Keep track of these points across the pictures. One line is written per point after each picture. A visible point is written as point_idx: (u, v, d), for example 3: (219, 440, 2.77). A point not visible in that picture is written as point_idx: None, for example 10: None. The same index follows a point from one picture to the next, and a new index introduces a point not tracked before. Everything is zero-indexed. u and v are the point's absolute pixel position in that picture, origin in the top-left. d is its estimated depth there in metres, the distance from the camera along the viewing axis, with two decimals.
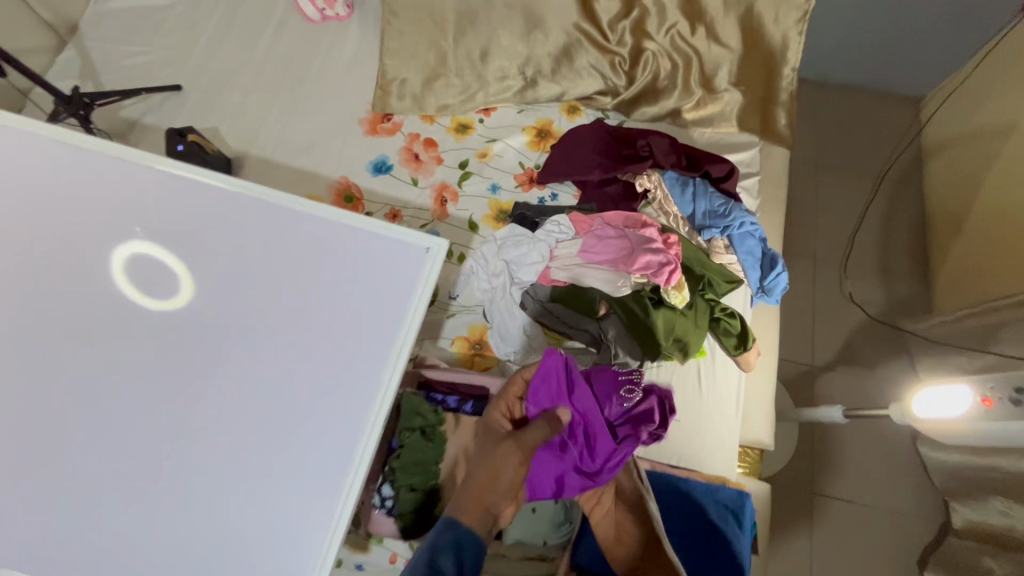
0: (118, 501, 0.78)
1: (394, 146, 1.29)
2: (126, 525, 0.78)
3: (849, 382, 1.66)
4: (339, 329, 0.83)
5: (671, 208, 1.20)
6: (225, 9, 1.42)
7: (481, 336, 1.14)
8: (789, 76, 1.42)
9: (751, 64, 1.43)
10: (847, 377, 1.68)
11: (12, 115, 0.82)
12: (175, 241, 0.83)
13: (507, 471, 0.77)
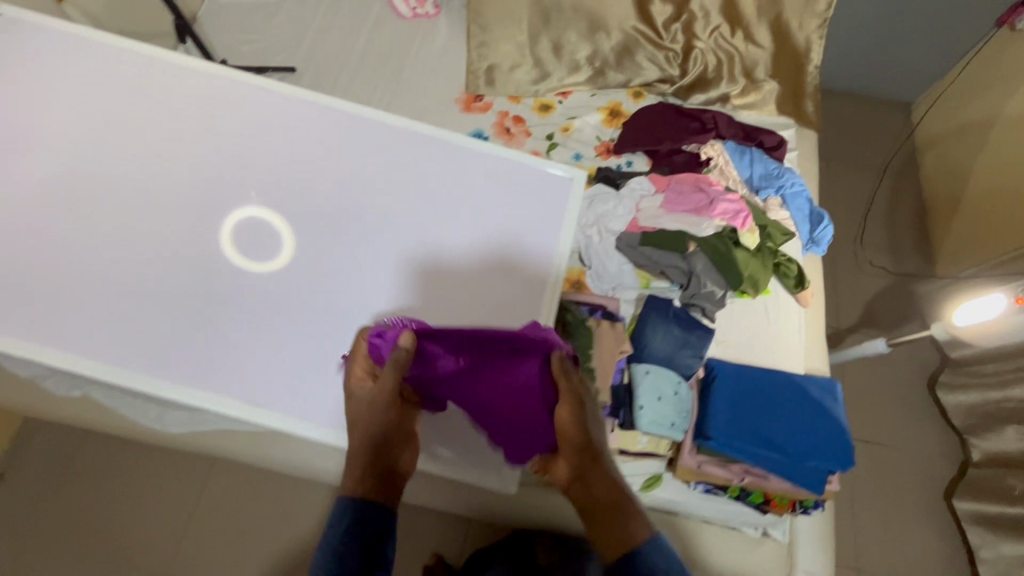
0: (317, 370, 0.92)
1: (487, 121, 1.47)
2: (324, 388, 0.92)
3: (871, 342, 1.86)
4: (505, 242, 0.98)
5: (731, 172, 1.41)
6: (327, 6, 1.61)
7: (578, 277, 1.25)
8: (814, 72, 1.67)
9: (782, 61, 1.67)
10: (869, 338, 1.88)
11: (239, 75, 1.04)
12: (365, 167, 1.02)
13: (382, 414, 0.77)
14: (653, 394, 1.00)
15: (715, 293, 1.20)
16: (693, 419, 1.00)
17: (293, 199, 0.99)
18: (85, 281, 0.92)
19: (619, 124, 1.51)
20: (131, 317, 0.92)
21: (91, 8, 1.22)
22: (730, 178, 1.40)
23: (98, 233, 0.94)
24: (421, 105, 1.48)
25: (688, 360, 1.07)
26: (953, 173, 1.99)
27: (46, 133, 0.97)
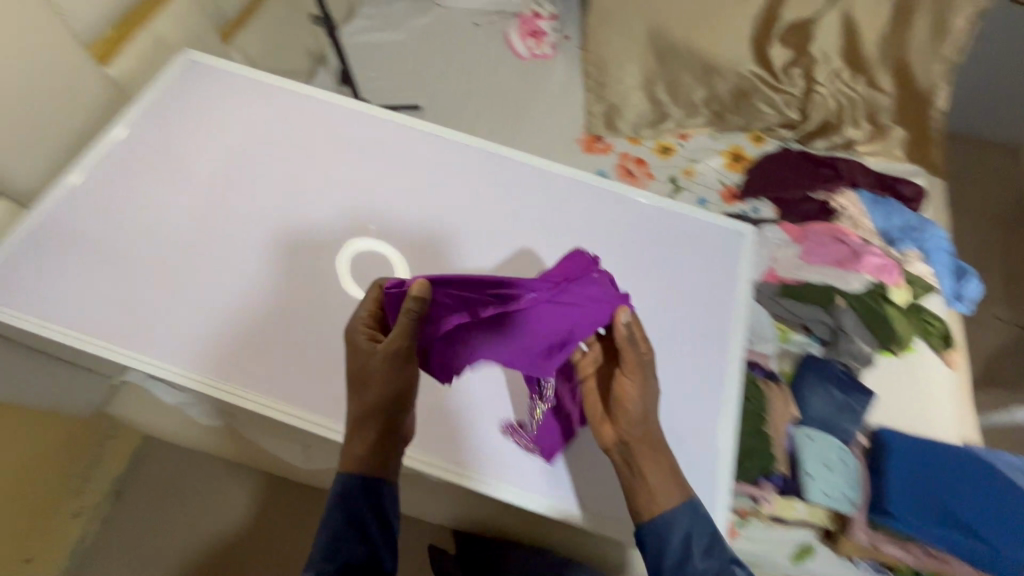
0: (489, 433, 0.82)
1: (609, 163, 1.47)
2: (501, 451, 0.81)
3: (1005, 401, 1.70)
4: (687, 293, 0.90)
5: (864, 222, 1.35)
6: (449, 45, 1.65)
7: None
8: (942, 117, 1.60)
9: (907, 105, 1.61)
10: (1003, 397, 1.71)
11: (400, 116, 1.02)
12: (533, 211, 0.95)
13: (383, 381, 0.68)
14: (820, 463, 0.95)
15: (864, 353, 1.14)
16: (863, 493, 0.94)
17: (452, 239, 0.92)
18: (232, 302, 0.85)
19: (743, 169, 1.49)
20: (292, 357, 0.82)
21: (248, 49, 1.27)
22: (863, 228, 1.35)
23: (252, 258, 0.88)
24: (543, 146, 1.49)
25: (849, 425, 1.00)
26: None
27: (219, 167, 0.94)
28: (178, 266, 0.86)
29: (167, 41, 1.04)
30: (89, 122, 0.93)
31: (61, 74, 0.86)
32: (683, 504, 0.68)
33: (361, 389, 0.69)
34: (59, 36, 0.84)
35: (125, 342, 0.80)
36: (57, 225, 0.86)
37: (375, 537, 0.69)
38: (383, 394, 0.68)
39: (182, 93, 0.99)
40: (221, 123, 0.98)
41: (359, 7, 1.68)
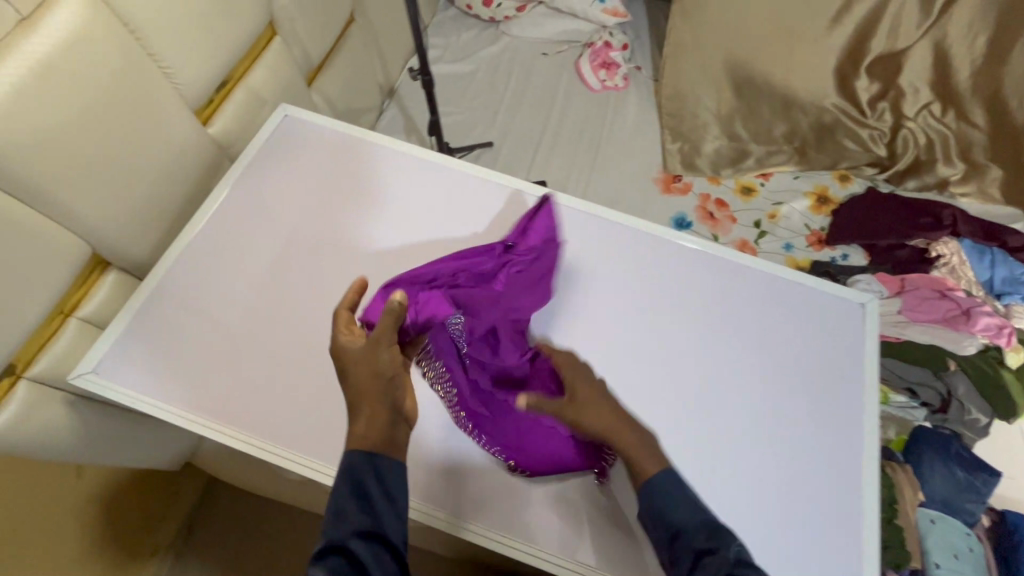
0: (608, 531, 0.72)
1: (689, 205, 1.42)
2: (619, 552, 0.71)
3: None
4: (815, 375, 0.85)
5: (966, 272, 1.28)
6: (518, 79, 1.62)
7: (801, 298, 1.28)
8: None
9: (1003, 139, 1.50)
10: None
11: (503, 175, 0.97)
12: (645, 279, 0.91)
13: (384, 356, 0.67)
14: (948, 551, 0.91)
15: (977, 422, 1.08)
16: None
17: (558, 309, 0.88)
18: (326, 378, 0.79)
19: (829, 212, 1.41)
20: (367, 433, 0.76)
21: (329, 91, 1.25)
22: (965, 278, 1.27)
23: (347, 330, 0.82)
24: (620, 186, 1.45)
25: (972, 507, 0.96)
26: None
27: (322, 230, 0.91)
28: (277, 339, 0.82)
29: (260, 94, 1.01)
30: (195, 186, 0.91)
31: (174, 142, 0.84)
32: (660, 474, 0.62)
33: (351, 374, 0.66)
34: (176, 104, 0.82)
35: (233, 424, 0.76)
36: (167, 297, 0.83)
37: (390, 516, 0.57)
38: (377, 367, 0.66)
39: (280, 150, 0.98)
40: (319, 183, 0.95)
41: (428, 38, 1.66)
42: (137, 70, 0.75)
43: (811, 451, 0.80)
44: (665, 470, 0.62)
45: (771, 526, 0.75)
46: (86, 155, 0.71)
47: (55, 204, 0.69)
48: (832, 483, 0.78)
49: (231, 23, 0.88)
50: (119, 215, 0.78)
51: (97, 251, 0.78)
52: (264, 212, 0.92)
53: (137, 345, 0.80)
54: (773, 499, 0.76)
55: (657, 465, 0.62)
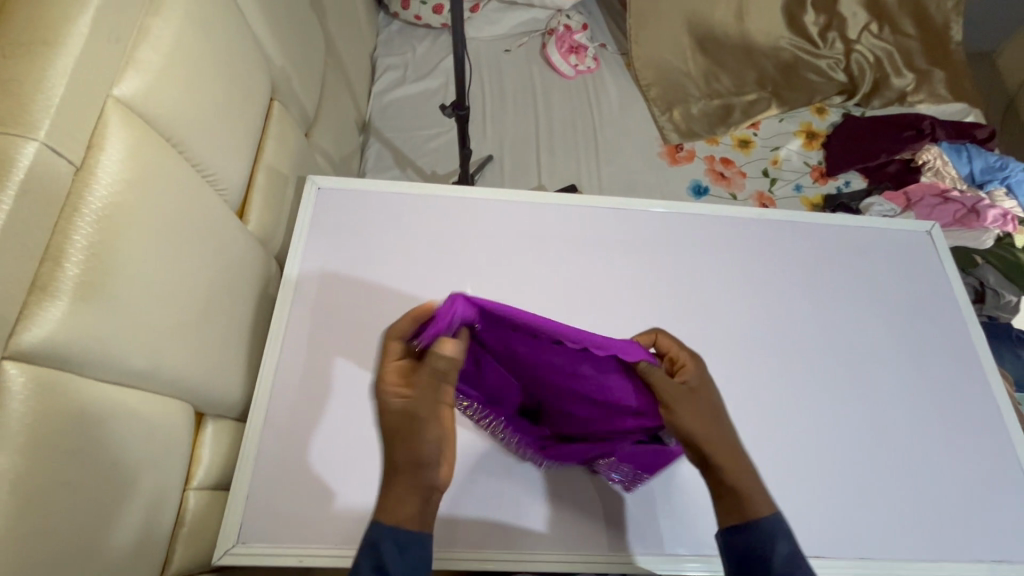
0: (809, 513, 0.75)
1: (699, 170, 1.45)
2: (826, 524, 0.75)
3: None
4: (921, 306, 0.92)
5: (949, 171, 1.41)
6: (491, 82, 1.54)
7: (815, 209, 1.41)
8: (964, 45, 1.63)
9: (932, 42, 1.62)
10: None
11: (574, 195, 0.95)
12: (740, 262, 0.93)
13: (427, 441, 0.54)
14: None
15: (1011, 303, 1.19)
16: None
17: (674, 315, 0.87)
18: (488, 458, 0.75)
19: (820, 145, 1.51)
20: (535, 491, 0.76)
21: (325, 144, 1.12)
22: (949, 176, 1.41)
23: None
24: (629, 168, 1.44)
25: None
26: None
27: (418, 303, 0.85)
28: None
29: (279, 170, 0.88)
30: (256, 295, 0.80)
31: (228, 254, 0.72)
32: (771, 516, 0.58)
33: (394, 446, 0.54)
34: (220, 212, 0.71)
35: None
36: (284, 428, 0.75)
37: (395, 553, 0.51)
38: (418, 453, 0.53)
39: (334, 230, 0.89)
40: (391, 254, 0.88)
41: (382, 59, 1.54)
42: (184, 188, 0.63)
43: (943, 379, 0.86)
44: (775, 512, 0.58)
45: (945, 457, 0.81)
46: (164, 305, 0.59)
47: (149, 372, 0.57)
48: (970, 400, 0.85)
49: (248, 102, 0.76)
50: (208, 360, 0.67)
51: (192, 405, 0.67)
52: (345, 304, 0.84)
53: (276, 492, 0.71)
54: (929, 432, 0.82)
55: (768, 506, 0.58)
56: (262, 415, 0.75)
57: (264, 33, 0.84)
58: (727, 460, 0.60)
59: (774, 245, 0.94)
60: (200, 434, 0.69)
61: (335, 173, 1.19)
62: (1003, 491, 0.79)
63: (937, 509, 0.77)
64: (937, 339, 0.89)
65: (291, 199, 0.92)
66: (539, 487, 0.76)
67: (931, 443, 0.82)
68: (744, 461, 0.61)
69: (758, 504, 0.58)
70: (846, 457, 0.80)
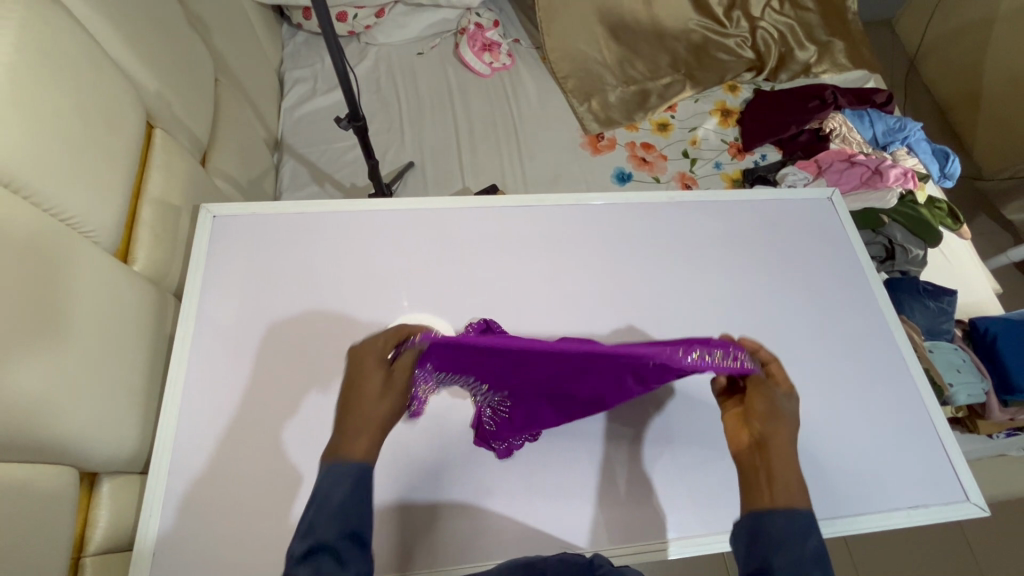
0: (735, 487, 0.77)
1: (622, 158, 1.46)
2: None
3: (996, 226, 1.88)
4: (828, 270, 0.95)
5: (855, 136, 1.47)
6: (407, 87, 1.52)
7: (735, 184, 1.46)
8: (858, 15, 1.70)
9: (831, 13, 1.67)
10: (996, 227, 1.88)
11: (484, 198, 0.94)
12: (655, 249, 0.94)
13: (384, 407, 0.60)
14: (952, 368, 1.09)
15: (918, 256, 1.26)
16: (986, 377, 1.11)
17: (592, 309, 0.87)
18: (411, 479, 0.74)
19: (735, 122, 1.55)
20: (468, 507, 0.73)
21: (227, 167, 1.07)
22: (856, 142, 1.46)
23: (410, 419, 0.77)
24: (552, 162, 1.44)
25: (946, 326, 1.16)
26: (963, 76, 1.91)
27: (331, 324, 0.82)
28: None
29: (168, 201, 0.83)
30: (149, 339, 0.75)
31: (109, 300, 0.68)
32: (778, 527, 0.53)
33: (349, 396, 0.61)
34: (92, 257, 0.66)
35: None
36: (191, 476, 0.71)
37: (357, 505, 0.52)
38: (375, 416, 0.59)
39: (236, 257, 0.85)
40: (299, 276, 0.85)
41: (290, 73, 1.49)
42: (34, 237, 0.58)
43: (851, 339, 0.90)
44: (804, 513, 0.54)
45: (858, 412, 0.84)
46: (24, 366, 0.55)
47: (14, 442, 0.54)
48: (878, 357, 0.89)
49: (118, 133, 0.72)
50: (95, 414, 0.63)
51: (80, 466, 0.63)
52: (253, 334, 0.80)
53: (187, 544, 0.67)
54: (842, 393, 0.85)
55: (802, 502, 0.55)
56: (166, 466, 0.71)
57: (129, 58, 0.79)
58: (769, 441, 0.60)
59: (685, 226, 0.96)
60: (93, 498, 0.65)
61: (243, 197, 1.14)
62: (913, 437, 0.83)
63: (855, 465, 0.80)
64: (842, 301, 0.93)
65: (186, 231, 0.87)
66: (479, 497, 0.74)
67: (842, 403, 0.85)
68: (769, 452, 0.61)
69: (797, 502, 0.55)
70: None
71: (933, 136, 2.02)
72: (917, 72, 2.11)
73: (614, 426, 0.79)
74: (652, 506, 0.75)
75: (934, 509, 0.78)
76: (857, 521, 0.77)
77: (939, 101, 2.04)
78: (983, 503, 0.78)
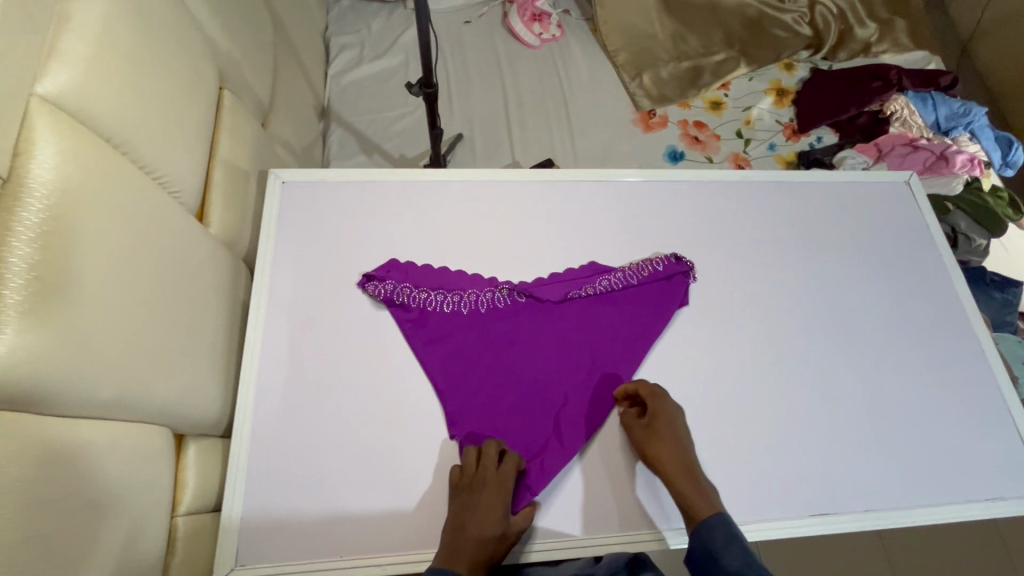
0: (807, 471, 0.77)
1: (674, 136, 1.43)
2: (824, 478, 0.76)
3: None
4: (904, 257, 0.93)
5: (917, 119, 1.42)
6: (454, 57, 1.48)
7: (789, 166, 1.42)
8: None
9: None
10: None
11: (553, 171, 0.92)
12: (728, 229, 0.91)
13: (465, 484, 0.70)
14: (1017, 360, 1.07)
15: (981, 246, 1.23)
16: None
17: None
18: None
19: (790, 102, 1.50)
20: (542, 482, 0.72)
21: (284, 133, 1.05)
22: (917, 126, 1.42)
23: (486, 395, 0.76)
24: (602, 138, 1.41)
25: (1011, 317, 1.13)
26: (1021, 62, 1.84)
27: None
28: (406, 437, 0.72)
29: (238, 165, 0.82)
30: (225, 304, 0.75)
31: (192, 263, 0.67)
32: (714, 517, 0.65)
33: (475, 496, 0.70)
34: (178, 218, 0.65)
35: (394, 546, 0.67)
36: (271, 442, 0.71)
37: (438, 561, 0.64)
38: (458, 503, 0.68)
39: (306, 225, 0.83)
40: (370, 245, 0.83)
41: (336, 38, 1.45)
42: (131, 192, 0.57)
43: (929, 329, 0.88)
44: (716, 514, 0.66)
45: (935, 402, 0.83)
46: (122, 322, 0.54)
47: (121, 401, 0.54)
48: (955, 348, 0.87)
49: (198, 93, 0.70)
50: (183, 377, 0.63)
51: (171, 428, 0.63)
52: (328, 301, 0.79)
53: (271, 509, 0.68)
54: (917, 382, 0.84)
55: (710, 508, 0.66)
56: (246, 432, 0.71)
57: (202, 12, 0.77)
58: (686, 482, 0.68)
59: (757, 207, 0.94)
60: (181, 459, 0.66)
61: (298, 164, 1.12)
62: (990, 428, 0.82)
63: (928, 453, 0.79)
64: (920, 288, 0.91)
65: (254, 196, 0.86)
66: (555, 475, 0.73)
67: (920, 393, 0.83)
68: (702, 479, 0.69)
69: (701, 507, 0.66)
70: (841, 414, 0.80)
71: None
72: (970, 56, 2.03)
73: (690, 408, 0.78)
74: (730, 490, 0.74)
75: (1012, 501, 0.77)
76: (935, 511, 0.76)
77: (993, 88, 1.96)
78: None
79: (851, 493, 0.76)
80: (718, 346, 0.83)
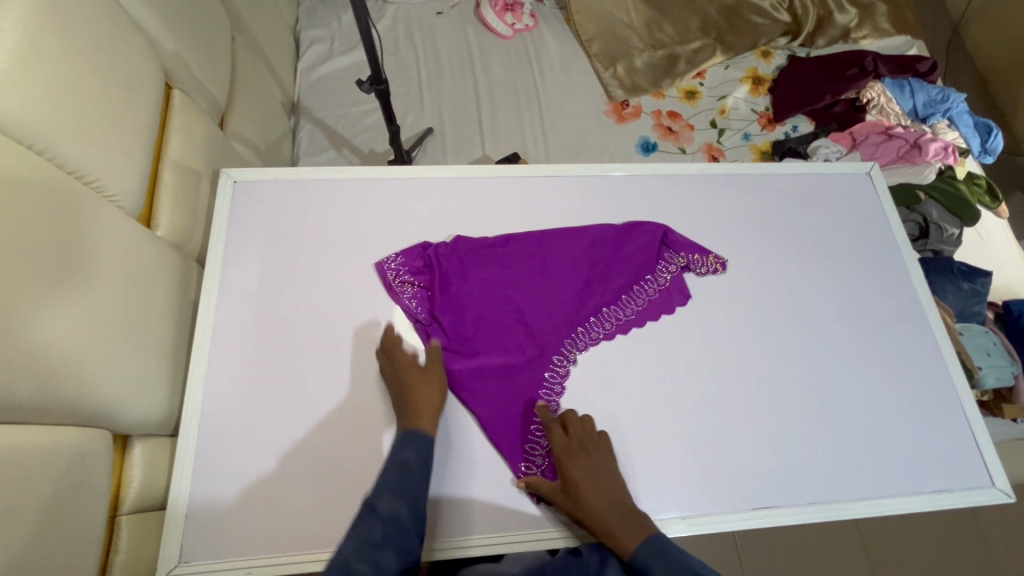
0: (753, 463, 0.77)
1: (647, 126, 1.41)
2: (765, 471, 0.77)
3: None
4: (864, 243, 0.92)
5: (893, 107, 1.41)
6: (426, 49, 1.47)
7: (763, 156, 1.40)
8: None
9: None
10: None
11: (509, 167, 0.91)
12: (684, 223, 0.91)
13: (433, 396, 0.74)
14: (982, 351, 1.07)
15: (953, 236, 1.22)
16: (1016, 361, 1.09)
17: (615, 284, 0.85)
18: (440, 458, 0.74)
19: (766, 91, 1.48)
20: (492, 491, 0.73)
21: (245, 131, 1.05)
22: (893, 113, 1.40)
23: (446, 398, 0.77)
24: (575, 130, 1.40)
25: (978, 307, 1.12)
26: (1012, 45, 1.79)
27: (352, 296, 0.81)
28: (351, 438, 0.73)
29: (189, 166, 0.82)
30: (173, 305, 0.75)
31: (135, 266, 0.68)
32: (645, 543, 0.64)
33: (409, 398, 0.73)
34: (117, 222, 0.65)
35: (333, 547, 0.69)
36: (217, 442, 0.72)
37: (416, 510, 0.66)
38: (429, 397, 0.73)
39: (258, 225, 0.84)
40: (321, 243, 0.84)
41: (306, 32, 1.44)
42: (58, 199, 0.57)
43: (882, 321, 0.88)
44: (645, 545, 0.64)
45: (887, 396, 0.83)
46: (54, 327, 0.55)
47: (56, 404, 0.55)
48: (908, 340, 0.87)
49: (140, 96, 0.70)
50: (125, 380, 0.64)
51: (114, 428, 0.64)
52: (277, 301, 0.79)
53: (217, 508, 0.69)
54: (866, 375, 0.84)
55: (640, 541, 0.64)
56: (195, 428, 0.72)
57: (146, 13, 0.77)
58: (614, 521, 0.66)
59: (714, 199, 0.93)
60: (126, 459, 0.67)
61: (262, 162, 1.12)
62: (939, 419, 0.82)
63: (872, 447, 0.80)
64: (878, 286, 0.90)
65: (206, 196, 0.86)
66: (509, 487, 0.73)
67: (868, 387, 0.83)
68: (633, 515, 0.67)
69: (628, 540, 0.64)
70: (791, 408, 0.81)
71: (975, 110, 1.90)
72: (960, 40, 1.99)
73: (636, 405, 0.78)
74: (676, 482, 0.75)
75: (959, 494, 0.78)
76: (880, 505, 0.76)
77: (982, 72, 1.92)
78: (1008, 489, 0.78)
79: (795, 488, 0.76)
80: (670, 342, 0.83)
